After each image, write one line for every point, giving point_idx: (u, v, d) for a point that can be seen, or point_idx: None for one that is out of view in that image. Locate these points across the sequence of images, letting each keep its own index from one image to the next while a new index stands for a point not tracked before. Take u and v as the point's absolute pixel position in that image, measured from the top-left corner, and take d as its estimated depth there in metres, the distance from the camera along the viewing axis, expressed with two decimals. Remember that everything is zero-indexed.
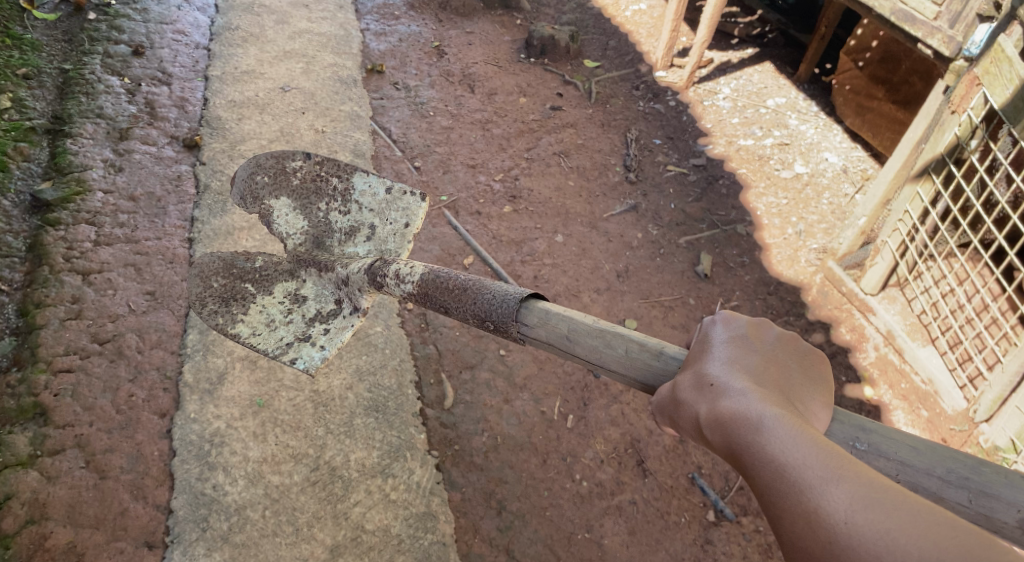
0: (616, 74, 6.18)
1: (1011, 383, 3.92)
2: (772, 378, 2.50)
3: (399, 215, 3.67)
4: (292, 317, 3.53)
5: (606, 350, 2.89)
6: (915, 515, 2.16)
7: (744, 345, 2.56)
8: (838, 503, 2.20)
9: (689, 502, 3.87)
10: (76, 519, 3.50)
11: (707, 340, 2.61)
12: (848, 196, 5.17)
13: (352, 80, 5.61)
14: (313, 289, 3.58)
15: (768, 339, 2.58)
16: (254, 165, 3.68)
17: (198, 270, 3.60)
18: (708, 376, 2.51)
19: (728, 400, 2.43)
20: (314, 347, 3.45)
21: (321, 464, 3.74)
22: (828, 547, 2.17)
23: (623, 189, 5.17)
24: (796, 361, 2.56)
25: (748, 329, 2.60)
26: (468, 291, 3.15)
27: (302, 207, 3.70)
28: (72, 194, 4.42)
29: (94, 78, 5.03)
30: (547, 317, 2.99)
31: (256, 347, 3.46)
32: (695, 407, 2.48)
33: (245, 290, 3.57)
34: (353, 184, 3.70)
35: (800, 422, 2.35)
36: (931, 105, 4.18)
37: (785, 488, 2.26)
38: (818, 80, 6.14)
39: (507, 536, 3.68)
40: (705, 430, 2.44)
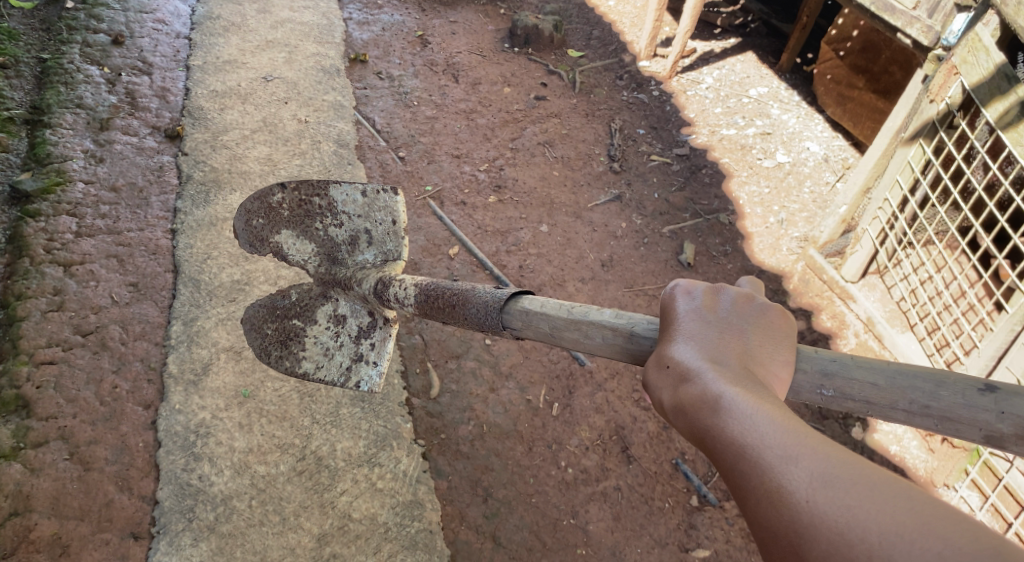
0: (599, 64, 6.20)
1: (987, 368, 3.95)
2: (734, 355, 2.46)
3: (383, 214, 3.55)
4: (342, 339, 3.54)
5: (585, 340, 2.87)
6: (879, 489, 2.07)
7: (704, 322, 2.53)
8: (800, 480, 2.13)
9: (673, 487, 3.92)
10: (60, 511, 3.48)
11: (669, 318, 2.59)
12: (829, 184, 5.23)
13: (335, 70, 5.59)
14: (348, 305, 3.57)
15: (728, 313, 2.55)
16: (245, 212, 3.62)
17: (249, 323, 3.64)
18: (671, 357, 2.49)
19: (690, 383, 2.40)
20: (370, 365, 3.49)
21: (307, 454, 3.75)
22: (791, 528, 2.10)
23: (607, 179, 5.20)
24: (756, 334, 2.52)
25: (708, 303, 2.57)
26: (458, 309, 3.20)
27: (303, 232, 3.61)
28: (52, 185, 4.38)
29: (73, 67, 4.98)
30: (529, 318, 2.99)
31: (324, 380, 3.52)
32: (660, 392, 2.46)
33: (296, 327, 3.58)
34: (333, 197, 3.55)
35: (761, 400, 2.30)
36: (909, 94, 4.23)
37: (747, 467, 2.20)
38: (799, 70, 6.18)
39: (493, 523, 3.70)
40: (671, 413, 2.42)
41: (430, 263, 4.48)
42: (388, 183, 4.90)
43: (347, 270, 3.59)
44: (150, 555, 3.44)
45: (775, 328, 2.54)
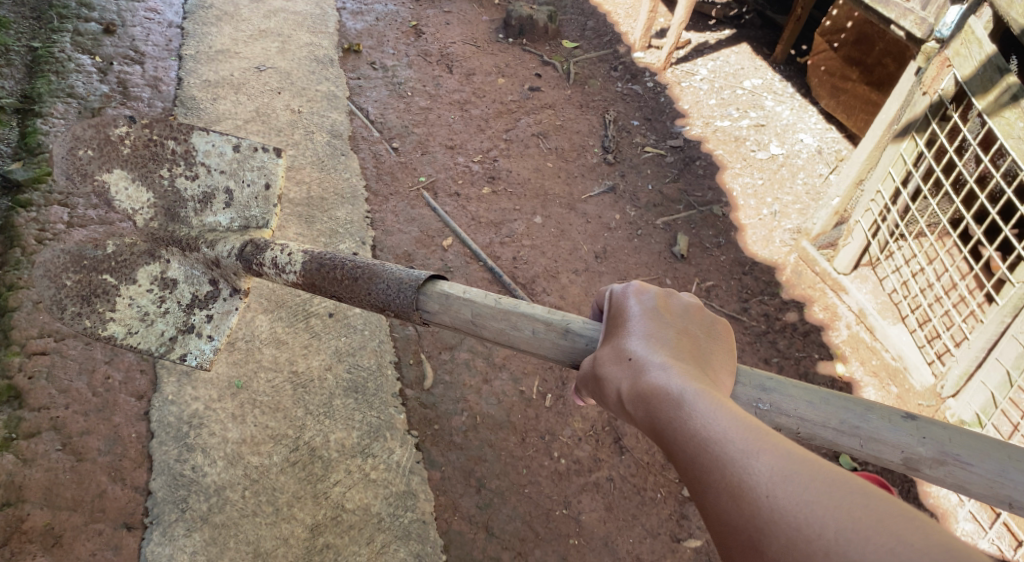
0: (594, 55, 6.18)
1: (977, 358, 3.98)
2: (688, 353, 2.50)
3: (255, 174, 3.65)
4: (167, 306, 3.52)
5: (512, 332, 2.91)
6: (837, 483, 2.11)
7: (659, 320, 2.57)
8: (761, 473, 2.16)
9: (665, 478, 3.93)
10: (53, 501, 3.48)
11: (624, 315, 2.61)
12: (823, 176, 5.23)
13: (328, 60, 5.58)
14: (181, 270, 3.56)
15: (680, 313, 2.60)
16: (74, 140, 3.45)
17: (44, 269, 3.43)
18: (629, 352, 2.51)
19: (649, 375, 2.43)
20: (202, 339, 3.50)
21: (301, 444, 3.75)
22: (752, 521, 2.12)
23: (601, 170, 5.20)
24: (706, 335, 2.58)
25: (662, 303, 2.61)
26: (360, 282, 3.19)
27: (143, 179, 3.55)
28: (44, 175, 4.36)
29: (64, 56, 4.95)
30: (449, 303, 3.01)
31: (136, 347, 3.45)
32: (617, 385, 2.47)
33: (107, 283, 3.47)
34: (194, 146, 3.58)
35: (718, 396, 2.34)
36: (902, 86, 4.24)
37: (708, 461, 2.22)
38: (793, 62, 6.18)
39: (487, 513, 3.71)
40: (628, 406, 2.43)
41: (423, 254, 4.48)
42: (381, 173, 4.89)
43: (189, 230, 3.58)
44: (144, 545, 3.45)
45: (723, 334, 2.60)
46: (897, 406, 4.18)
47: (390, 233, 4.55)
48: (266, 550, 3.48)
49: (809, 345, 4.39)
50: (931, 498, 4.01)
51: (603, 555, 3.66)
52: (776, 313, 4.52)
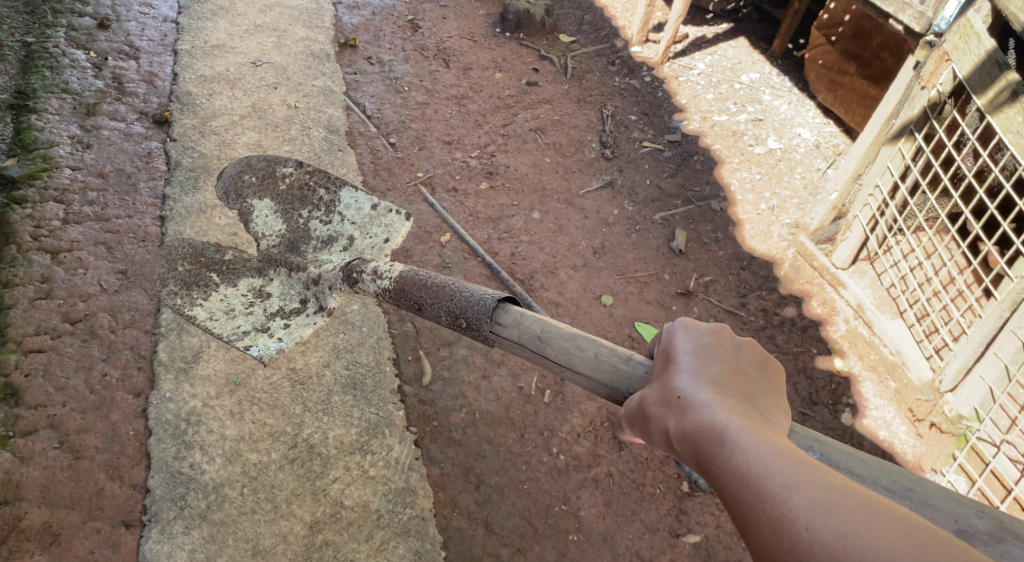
0: (591, 49, 6.16)
1: (976, 353, 3.94)
2: (736, 389, 2.49)
3: (381, 231, 3.60)
4: (253, 308, 3.45)
5: (576, 352, 2.90)
6: (877, 517, 2.12)
7: (706, 355, 2.56)
8: (802, 507, 2.18)
9: (664, 473, 3.92)
10: (51, 499, 3.47)
11: (672, 350, 2.61)
12: (820, 171, 5.22)
13: (324, 55, 5.55)
14: (279, 287, 3.52)
15: (729, 348, 2.59)
16: (246, 165, 3.77)
17: (167, 253, 3.58)
18: (675, 388, 2.52)
19: (694, 413, 2.43)
20: (272, 338, 3.36)
21: (299, 442, 3.74)
22: (793, 554, 2.14)
23: (599, 165, 5.19)
24: (756, 372, 2.57)
25: (712, 337, 2.60)
26: (446, 291, 3.15)
27: (284, 213, 3.69)
28: (39, 171, 4.36)
29: (58, 51, 4.94)
30: (521, 317, 3.01)
31: (210, 330, 3.38)
32: (664, 422, 2.49)
33: (209, 278, 3.52)
34: (339, 196, 3.68)
35: (762, 430, 2.35)
36: (901, 80, 4.22)
37: (749, 496, 2.24)
38: (790, 56, 6.17)
39: (486, 509, 3.71)
40: (673, 442, 2.45)
41: (421, 250, 4.47)
42: (378, 169, 4.87)
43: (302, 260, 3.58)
44: (142, 543, 3.43)
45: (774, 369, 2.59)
46: (896, 401, 4.19)
47: None
48: (265, 548, 3.47)
49: (808, 340, 4.38)
50: None
51: (602, 551, 3.66)
52: (774, 308, 4.51)
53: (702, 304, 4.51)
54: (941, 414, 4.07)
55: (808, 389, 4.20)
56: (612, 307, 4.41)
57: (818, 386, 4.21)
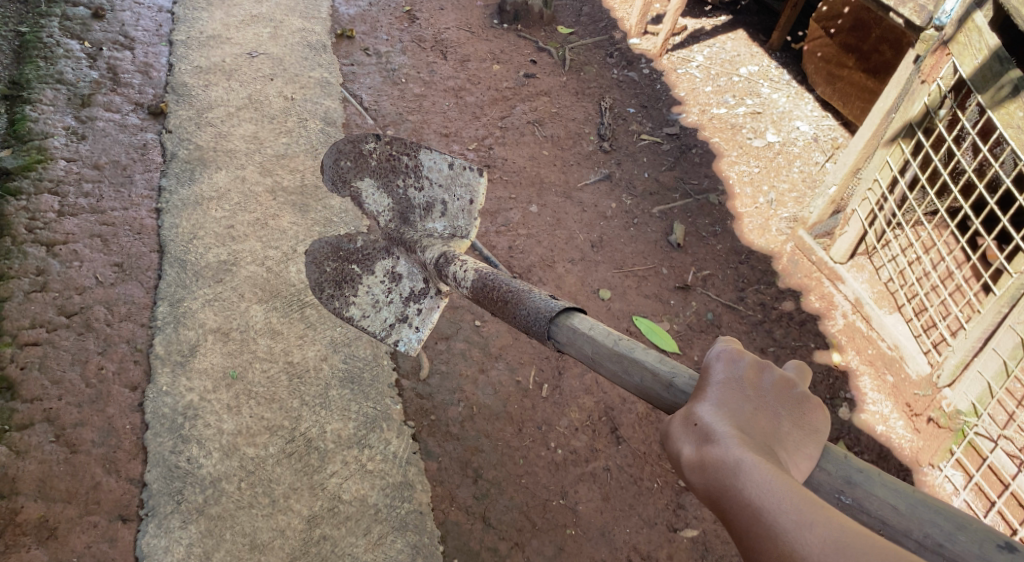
0: (590, 41, 6.13)
1: (973, 348, 3.93)
2: (759, 423, 2.48)
3: (464, 190, 3.55)
4: (392, 296, 3.57)
5: (623, 376, 2.84)
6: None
7: (736, 387, 2.53)
8: (811, 548, 2.21)
9: (661, 468, 3.91)
10: (46, 494, 3.46)
11: (704, 378, 2.57)
12: (819, 164, 5.19)
13: (321, 46, 5.51)
14: (406, 266, 3.59)
15: (761, 380, 2.54)
16: (336, 151, 3.66)
17: (310, 256, 3.60)
18: (698, 415, 2.49)
19: (712, 441, 2.42)
20: (411, 328, 3.53)
21: (297, 436, 3.73)
22: None
23: (597, 158, 5.17)
24: (786, 407, 2.52)
25: (747, 371, 2.55)
26: (510, 306, 3.18)
27: (386, 186, 3.67)
28: (33, 163, 4.36)
29: (53, 42, 4.96)
30: (574, 337, 2.97)
31: (366, 329, 3.54)
32: (679, 445, 2.47)
33: (353, 272, 3.59)
34: (421, 161, 3.60)
35: (779, 468, 2.35)
36: (902, 74, 4.20)
37: (761, 531, 2.27)
38: (789, 48, 6.14)
39: (483, 503, 3.69)
40: (685, 467, 2.44)
41: None
42: None
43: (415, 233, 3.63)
44: (139, 538, 3.42)
45: (807, 408, 2.52)
46: (893, 396, 4.18)
47: None
48: (262, 543, 3.45)
49: (805, 335, 4.37)
50: (926, 486, 3.94)
51: (601, 545, 3.64)
52: (772, 302, 4.50)
53: (700, 298, 4.50)
54: (939, 410, 4.03)
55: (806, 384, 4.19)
56: (610, 301, 4.40)
57: (816, 380, 4.20)
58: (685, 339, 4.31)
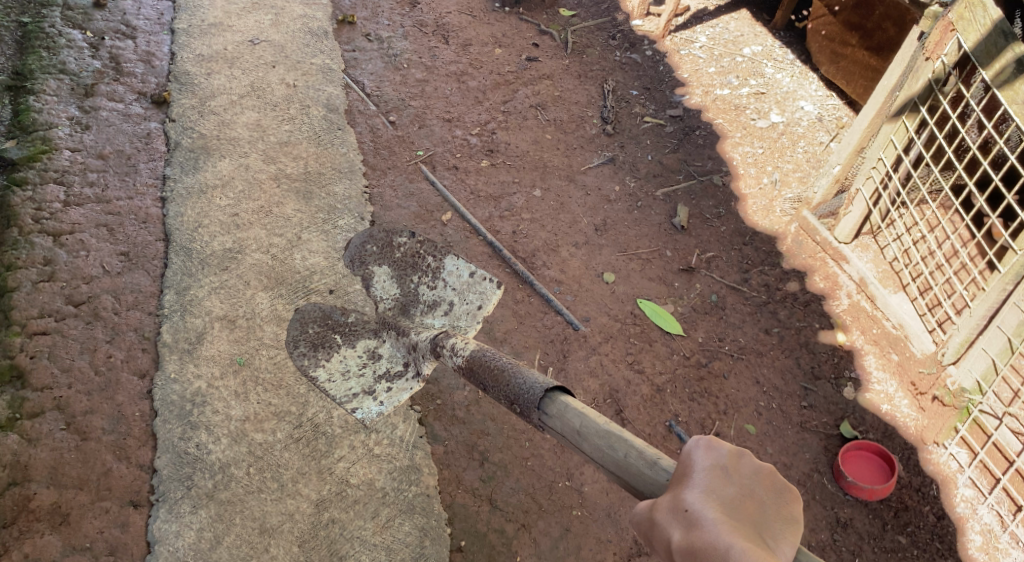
0: (592, 23, 6.10)
1: (978, 326, 3.88)
2: (748, 517, 2.34)
3: (475, 297, 3.61)
4: (365, 369, 3.51)
5: (608, 452, 2.67)
6: None
7: (722, 476, 2.40)
8: None
9: (666, 449, 3.84)
10: (59, 480, 3.50)
11: (686, 463, 2.44)
12: (824, 144, 5.16)
13: (323, 32, 5.51)
14: (389, 348, 3.57)
15: (747, 471, 2.40)
16: (367, 235, 3.85)
17: (299, 315, 3.68)
18: (685, 499, 2.37)
19: (700, 533, 2.30)
20: (375, 401, 3.42)
21: (304, 421, 3.76)
22: None
23: (601, 141, 5.17)
24: (773, 499, 2.37)
25: (730, 458, 2.42)
26: (505, 374, 3.06)
27: (399, 279, 3.73)
28: (38, 153, 4.39)
29: (55, 32, 4.99)
30: (564, 411, 2.83)
31: (327, 392, 3.46)
32: (666, 531, 2.36)
33: (333, 340, 3.60)
34: (444, 264, 3.70)
35: None
36: (905, 51, 4.16)
37: None
38: (793, 27, 6.09)
39: (490, 486, 3.70)
40: (672, 551, 2.34)
41: (422, 229, 4.50)
42: (378, 148, 4.88)
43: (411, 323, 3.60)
44: (150, 523, 3.45)
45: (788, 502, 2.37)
46: (898, 374, 4.17)
47: (389, 209, 4.58)
48: (272, 526, 3.48)
49: (810, 315, 4.36)
50: (930, 465, 3.92)
51: (606, 526, 3.65)
52: (777, 283, 4.48)
53: (704, 280, 4.50)
54: (944, 388, 3.99)
55: (811, 363, 4.19)
56: (614, 285, 4.41)
57: (821, 359, 4.20)
58: (690, 321, 4.31)
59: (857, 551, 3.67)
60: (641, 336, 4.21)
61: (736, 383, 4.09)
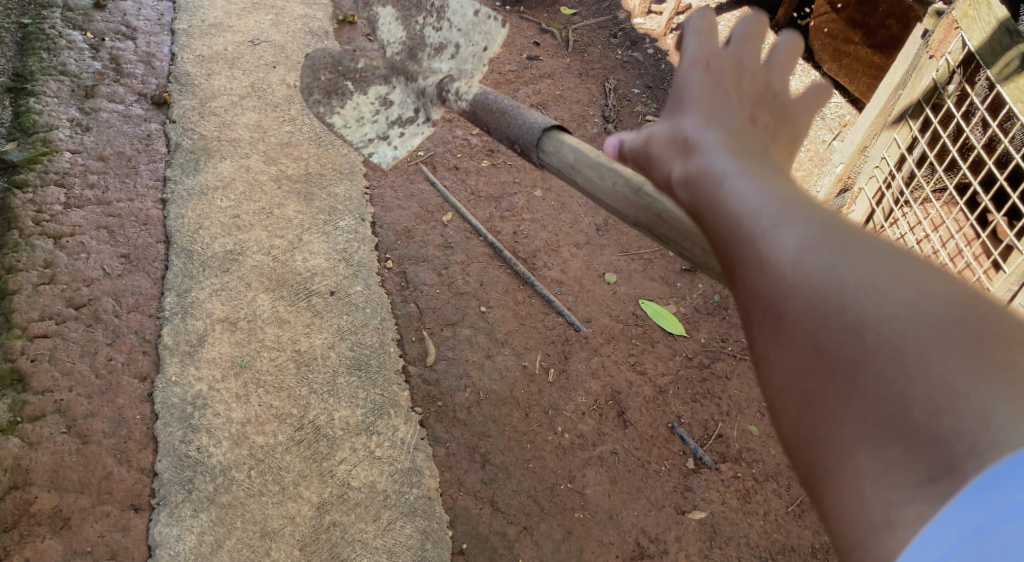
0: (594, 21, 6.07)
1: None
2: (753, 136, 2.32)
3: None
4: (379, 117, 4.55)
5: (598, 181, 2.74)
6: (884, 256, 1.85)
7: (720, 95, 2.41)
8: (790, 238, 1.94)
9: (669, 451, 3.81)
10: (60, 484, 3.49)
11: (685, 56, 2.51)
12: (827, 143, 5.13)
13: (323, 32, 5.49)
14: (399, 96, 4.56)
15: (756, 60, 2.49)
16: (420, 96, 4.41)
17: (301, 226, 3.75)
18: (685, 121, 2.37)
19: (699, 156, 2.26)
20: (391, 147, 4.43)
21: (305, 423, 3.74)
22: (782, 292, 1.91)
23: (603, 141, 5.14)
24: (804, 99, 2.46)
25: (733, 58, 2.48)
26: (506, 117, 3.05)
27: None
28: (39, 155, 4.39)
29: (55, 33, 4.98)
30: (561, 146, 2.87)
31: (344, 138, 4.47)
32: (663, 156, 2.37)
33: None
34: None
35: (764, 174, 2.14)
36: (908, 48, 4.12)
37: (741, 235, 2.03)
38: (795, 25, 6.05)
39: (491, 488, 3.67)
40: (672, 185, 2.32)
41: (423, 231, 4.50)
42: None
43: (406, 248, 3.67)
44: (151, 526, 3.44)
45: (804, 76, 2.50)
46: None
47: (389, 210, 4.57)
48: (273, 530, 3.46)
49: None
50: None
51: (609, 528, 3.59)
52: None
53: (707, 280, 4.47)
54: None
55: None
56: (616, 285, 4.38)
57: None
58: (692, 322, 4.28)
59: None
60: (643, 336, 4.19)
61: (739, 383, 4.05)
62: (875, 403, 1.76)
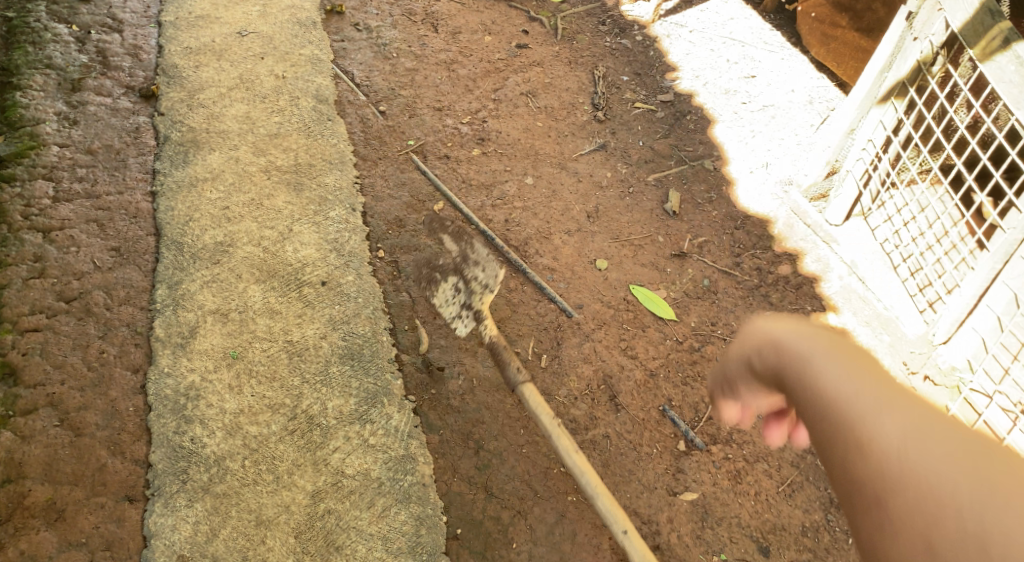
0: (582, 10, 6.09)
1: (967, 307, 3.92)
2: (870, 369, 1.80)
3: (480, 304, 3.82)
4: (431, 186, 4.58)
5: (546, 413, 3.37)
6: (989, 464, 1.60)
7: (802, 334, 1.88)
8: (890, 436, 1.68)
9: (660, 433, 3.84)
10: (53, 476, 3.49)
11: (758, 338, 1.94)
12: (814, 127, 5.16)
13: (311, 22, 5.50)
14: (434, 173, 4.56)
15: (829, 343, 1.86)
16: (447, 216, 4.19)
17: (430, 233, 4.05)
18: (766, 334, 1.93)
19: (785, 362, 1.87)
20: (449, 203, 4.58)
21: (299, 413, 3.75)
22: (871, 511, 1.64)
23: (592, 128, 5.16)
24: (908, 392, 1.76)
25: (824, 343, 1.86)
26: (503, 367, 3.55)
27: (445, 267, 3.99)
28: (27, 149, 4.39)
29: (40, 26, 4.99)
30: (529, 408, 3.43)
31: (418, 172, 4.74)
32: (744, 384, 1.97)
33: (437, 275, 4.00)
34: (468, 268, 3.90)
35: (878, 378, 1.77)
36: (893, 31, 4.17)
37: (846, 441, 1.71)
38: (782, 10, 6.08)
39: (485, 474, 3.70)
40: (748, 419, 2.00)
41: (414, 220, 4.52)
42: (369, 138, 4.87)
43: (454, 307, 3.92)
44: (146, 517, 3.45)
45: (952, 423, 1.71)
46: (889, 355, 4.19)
47: (380, 199, 4.58)
48: (268, 518, 3.47)
49: (803, 298, 4.36)
50: None
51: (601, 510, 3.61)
52: (769, 267, 4.48)
53: (697, 265, 4.50)
54: (934, 366, 4.05)
55: None
56: (607, 271, 4.41)
57: None
58: (683, 307, 4.31)
59: (851, 531, 3.63)
60: (634, 322, 4.22)
61: None
62: (954, 546, 1.56)
